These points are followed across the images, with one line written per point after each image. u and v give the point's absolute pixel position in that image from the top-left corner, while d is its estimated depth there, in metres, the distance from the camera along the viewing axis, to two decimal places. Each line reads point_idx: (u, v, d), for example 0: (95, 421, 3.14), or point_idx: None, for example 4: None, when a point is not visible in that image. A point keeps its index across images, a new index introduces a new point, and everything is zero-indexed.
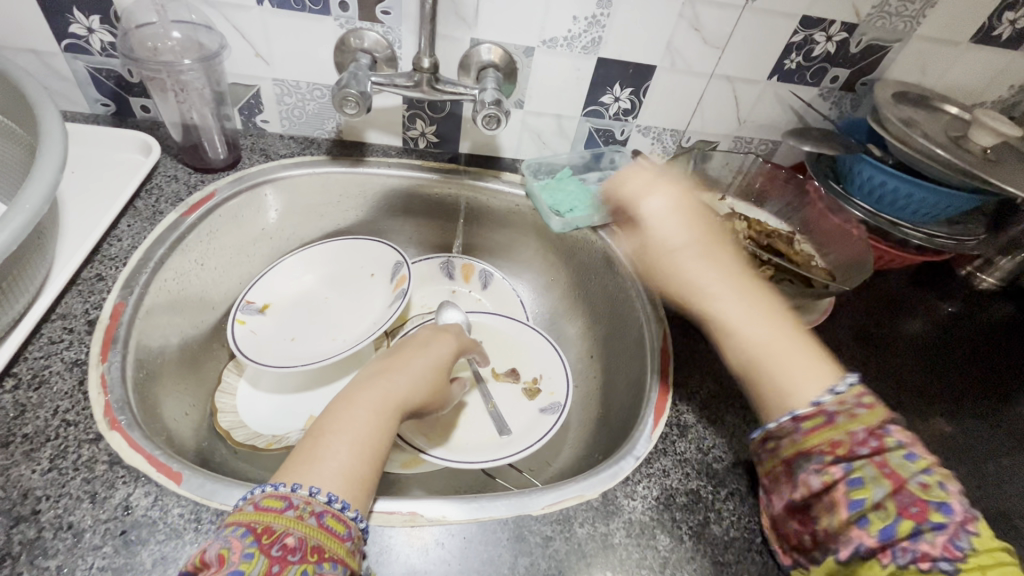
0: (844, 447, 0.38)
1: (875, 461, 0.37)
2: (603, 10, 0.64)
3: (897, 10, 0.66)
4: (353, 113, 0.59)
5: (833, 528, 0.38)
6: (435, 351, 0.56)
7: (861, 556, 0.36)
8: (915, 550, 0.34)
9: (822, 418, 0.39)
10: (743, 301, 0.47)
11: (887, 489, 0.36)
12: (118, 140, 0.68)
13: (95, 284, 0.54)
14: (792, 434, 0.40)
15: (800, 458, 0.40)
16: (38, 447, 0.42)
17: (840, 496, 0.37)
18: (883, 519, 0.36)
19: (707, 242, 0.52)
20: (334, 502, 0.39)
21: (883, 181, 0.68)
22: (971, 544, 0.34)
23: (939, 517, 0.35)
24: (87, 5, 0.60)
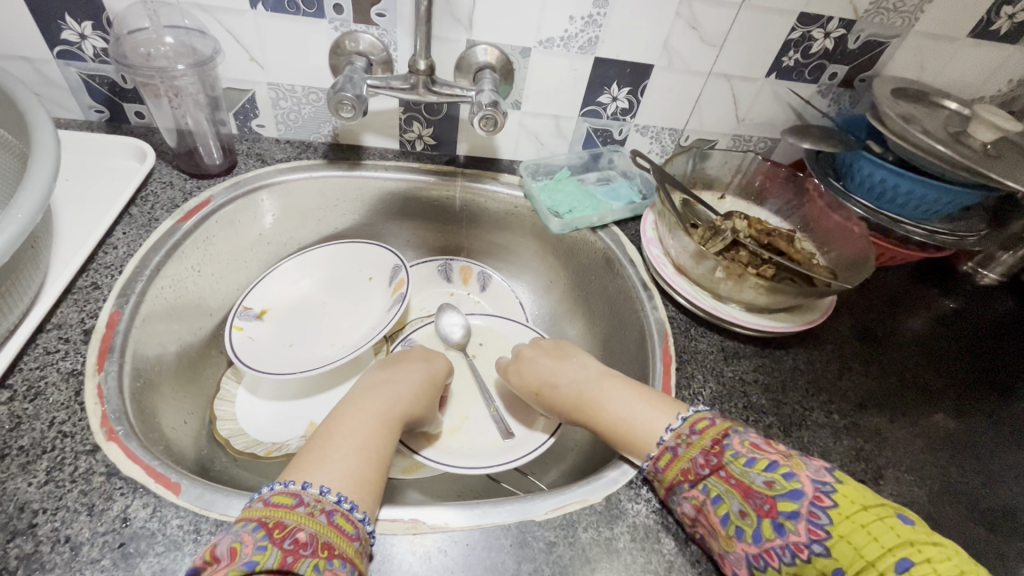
0: (692, 472, 0.44)
1: (721, 475, 0.42)
2: (600, 10, 0.64)
3: (895, 6, 0.66)
4: (349, 117, 0.59)
5: (723, 550, 0.41)
6: (432, 363, 0.58)
7: (754, 567, 0.39)
8: (788, 543, 0.38)
9: (668, 453, 0.45)
10: (603, 384, 0.54)
11: (739, 497, 0.40)
12: (113, 147, 0.67)
13: (91, 293, 0.53)
14: (656, 474, 0.46)
15: (671, 496, 0.45)
16: (34, 460, 0.41)
17: (712, 518, 0.42)
18: (750, 526, 0.39)
19: (568, 351, 0.60)
20: (343, 502, 0.39)
21: (883, 177, 0.67)
22: (828, 520, 0.37)
23: (789, 507, 0.38)
24: (79, 11, 0.59)
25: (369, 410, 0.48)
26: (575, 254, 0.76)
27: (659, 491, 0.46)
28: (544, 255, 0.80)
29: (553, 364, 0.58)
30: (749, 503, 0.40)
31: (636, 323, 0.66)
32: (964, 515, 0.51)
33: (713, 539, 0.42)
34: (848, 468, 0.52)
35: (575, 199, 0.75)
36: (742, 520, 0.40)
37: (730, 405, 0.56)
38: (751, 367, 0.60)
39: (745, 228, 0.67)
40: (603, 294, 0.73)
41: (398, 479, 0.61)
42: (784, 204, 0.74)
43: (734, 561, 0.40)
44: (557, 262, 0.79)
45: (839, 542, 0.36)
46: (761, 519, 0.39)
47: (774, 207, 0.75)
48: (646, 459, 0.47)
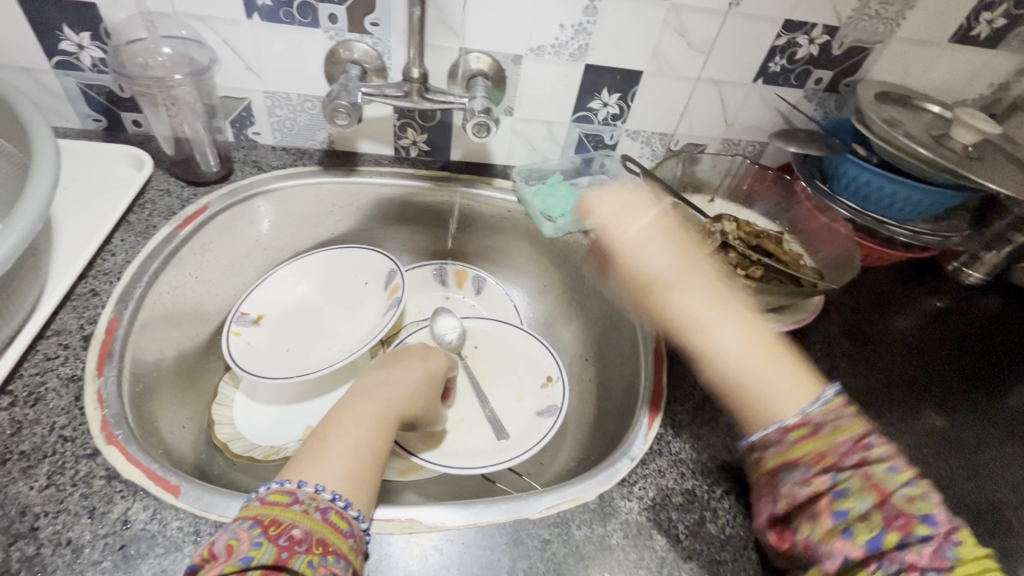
0: (831, 457, 0.38)
1: (860, 472, 0.37)
2: (589, 18, 0.65)
3: (877, 12, 0.68)
4: (344, 124, 0.60)
5: (819, 541, 0.38)
6: (429, 363, 0.59)
7: (850, 567, 0.36)
8: (903, 562, 0.35)
9: (808, 428, 0.40)
10: (729, 323, 0.49)
11: (873, 501, 0.36)
12: (110, 155, 0.68)
13: (90, 300, 0.54)
14: (778, 442, 0.40)
15: (785, 468, 0.40)
16: (35, 464, 0.42)
17: (826, 508, 0.37)
18: (870, 531, 0.36)
19: (694, 262, 0.55)
20: (337, 500, 0.40)
21: (867, 180, 0.69)
22: (958, 554, 0.34)
23: (924, 530, 0.35)
24: (77, 23, 0.60)
25: (366, 410, 0.48)
26: (569, 257, 0.77)
27: (769, 458, 0.41)
28: (538, 259, 0.81)
29: (684, 280, 0.53)
30: (881, 511, 0.36)
31: (629, 324, 0.67)
32: (951, 509, 0.52)
33: (812, 527, 0.38)
34: None
35: (568, 203, 0.74)
36: (862, 523, 0.36)
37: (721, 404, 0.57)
38: None
39: (734, 229, 0.68)
40: (596, 296, 0.74)
41: (395, 481, 0.62)
42: (772, 206, 0.76)
43: (825, 554, 0.37)
44: (550, 265, 0.80)
45: None
46: (887, 530, 0.35)
47: (763, 209, 0.77)
48: (773, 424, 0.41)
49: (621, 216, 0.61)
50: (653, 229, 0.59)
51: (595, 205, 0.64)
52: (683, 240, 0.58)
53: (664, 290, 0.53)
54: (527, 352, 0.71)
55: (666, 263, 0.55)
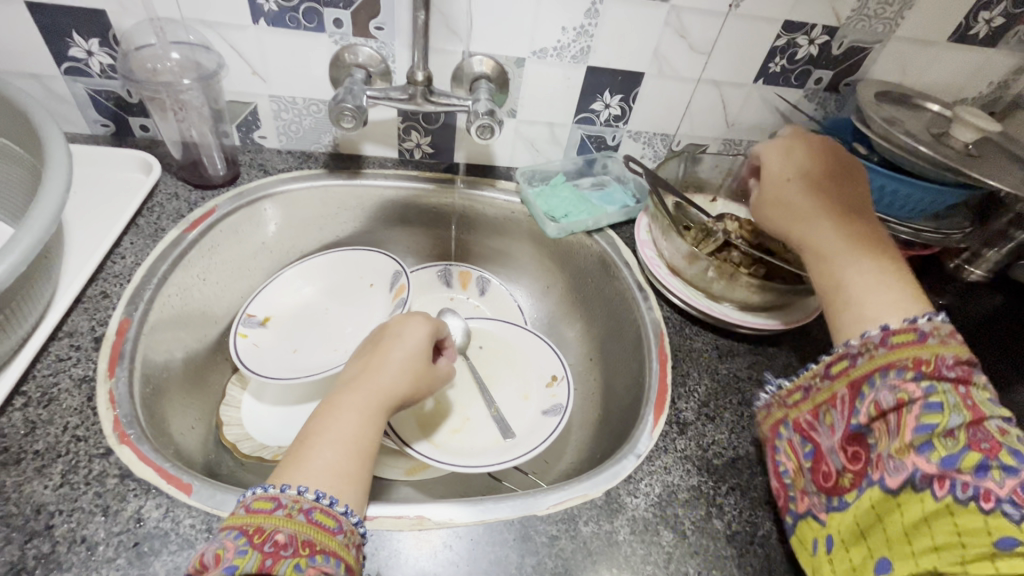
0: (930, 368, 0.39)
1: (958, 392, 0.38)
2: (591, 21, 0.66)
3: (876, 13, 0.68)
4: (350, 127, 0.60)
5: (890, 454, 0.39)
6: (410, 339, 0.55)
7: (916, 481, 0.37)
8: (976, 484, 0.35)
9: (913, 337, 0.41)
10: (837, 222, 0.50)
11: (964, 419, 0.36)
12: (119, 160, 0.69)
13: (100, 302, 0.55)
14: (876, 349, 0.42)
15: (878, 373, 0.41)
16: (49, 463, 0.43)
17: (906, 420, 0.38)
18: (949, 448, 0.36)
19: (822, 180, 0.53)
20: (321, 498, 0.40)
21: (869, 179, 0.69)
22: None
23: (1011, 460, 0.35)
24: (87, 29, 0.61)
25: (349, 404, 0.47)
26: (572, 258, 0.78)
27: (863, 364, 0.43)
28: (541, 259, 0.81)
29: (809, 197, 0.52)
30: (967, 431, 0.36)
31: (633, 323, 0.68)
32: None
33: (888, 439, 0.39)
34: None
35: (571, 203, 0.76)
36: (943, 440, 0.37)
37: (725, 401, 0.57)
38: (745, 364, 0.62)
39: (736, 228, 0.65)
40: (600, 296, 0.75)
41: (403, 481, 0.63)
42: None
43: (894, 465, 0.38)
44: (554, 265, 0.81)
45: None
46: (970, 450, 0.36)
47: None
48: (874, 330, 0.43)
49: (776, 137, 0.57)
50: (796, 149, 0.55)
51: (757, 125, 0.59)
52: (829, 158, 0.55)
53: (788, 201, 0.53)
54: (532, 351, 0.71)
55: (793, 170, 0.54)
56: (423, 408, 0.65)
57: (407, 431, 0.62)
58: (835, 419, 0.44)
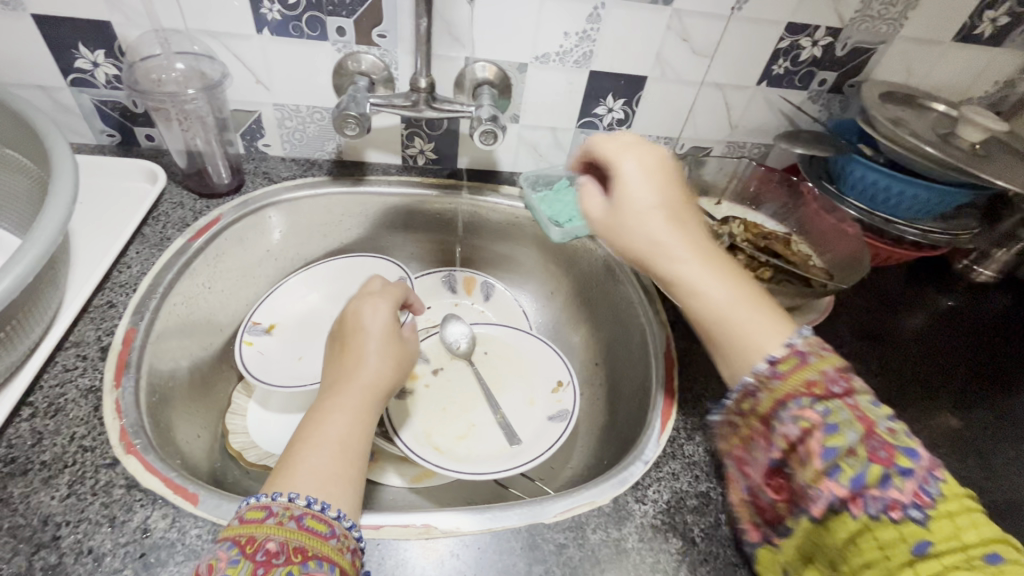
0: (819, 387, 0.38)
1: (847, 404, 0.37)
2: (593, 25, 0.66)
3: (880, 13, 0.68)
4: (353, 134, 0.61)
5: (807, 485, 0.37)
6: (374, 326, 0.55)
7: (837, 508, 0.35)
8: (885, 497, 0.34)
9: (795, 360, 0.39)
10: (701, 258, 0.43)
11: (859, 433, 0.36)
12: (124, 169, 0.69)
13: (106, 311, 0.55)
14: (769, 381, 0.39)
15: (778, 405, 0.39)
16: (56, 474, 0.43)
17: (813, 447, 0.37)
18: (853, 467, 0.35)
19: (681, 208, 0.45)
20: (313, 504, 0.39)
21: (874, 180, 0.69)
22: (940, 488, 0.34)
23: (908, 463, 0.34)
24: (93, 41, 0.62)
25: (337, 407, 0.47)
26: (576, 262, 0.78)
27: (761, 399, 0.40)
28: (545, 264, 0.81)
29: (670, 225, 0.44)
30: (865, 444, 0.35)
31: (638, 327, 0.67)
32: None
33: (801, 470, 0.38)
34: None
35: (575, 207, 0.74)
36: (846, 459, 0.35)
37: None
38: None
39: (741, 232, 0.68)
40: (605, 300, 0.75)
41: (407, 488, 0.63)
42: (779, 207, 0.76)
43: (814, 497, 0.37)
44: (558, 270, 0.80)
45: (942, 517, 0.33)
46: (871, 463, 0.35)
47: (771, 211, 0.77)
48: (761, 362, 0.40)
49: (629, 149, 0.47)
50: (651, 170, 0.46)
51: (597, 143, 0.49)
52: (677, 181, 0.47)
53: (649, 233, 0.44)
54: (537, 357, 0.71)
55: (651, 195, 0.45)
56: (422, 413, 0.65)
57: (411, 438, 0.62)
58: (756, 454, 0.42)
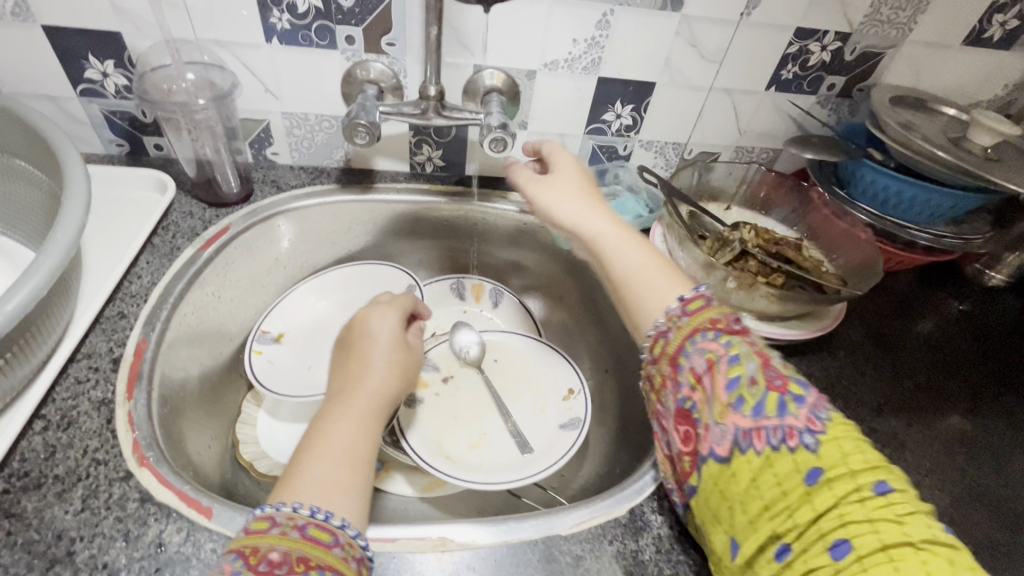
0: (721, 325, 0.43)
1: (746, 340, 0.42)
2: (602, 32, 0.66)
3: (889, 18, 0.68)
4: (363, 142, 0.61)
5: (712, 420, 0.40)
6: (381, 334, 0.55)
7: (740, 440, 0.38)
8: (783, 426, 0.38)
9: (701, 302, 0.45)
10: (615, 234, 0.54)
11: (757, 365, 0.40)
12: (134, 179, 0.69)
13: (118, 322, 0.54)
14: (678, 321, 0.45)
15: (686, 341, 0.43)
16: (70, 488, 0.42)
17: (719, 378, 0.40)
18: (754, 395, 0.39)
19: (595, 198, 0.57)
20: (317, 513, 0.39)
21: (885, 185, 0.68)
22: (829, 414, 0.38)
23: (800, 392, 0.39)
24: (103, 52, 0.62)
25: (340, 416, 0.47)
26: (585, 268, 0.77)
27: (671, 339, 0.44)
28: (553, 270, 0.81)
29: (584, 208, 0.56)
30: (764, 374, 0.40)
31: None
32: (984, 516, 0.52)
33: (707, 406, 0.41)
34: None
35: None
36: (748, 389, 0.39)
37: None
38: None
39: (752, 237, 0.67)
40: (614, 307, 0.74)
41: (417, 498, 0.62)
42: (789, 212, 0.76)
43: (719, 433, 0.40)
44: (566, 276, 0.80)
45: (831, 442, 0.37)
46: (768, 393, 0.39)
47: (780, 216, 0.77)
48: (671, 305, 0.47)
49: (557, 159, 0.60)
50: (576, 172, 0.59)
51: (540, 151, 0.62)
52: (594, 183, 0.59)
53: (567, 214, 0.56)
54: (547, 364, 0.71)
55: (570, 188, 0.57)
56: (430, 421, 0.64)
57: (422, 447, 0.61)
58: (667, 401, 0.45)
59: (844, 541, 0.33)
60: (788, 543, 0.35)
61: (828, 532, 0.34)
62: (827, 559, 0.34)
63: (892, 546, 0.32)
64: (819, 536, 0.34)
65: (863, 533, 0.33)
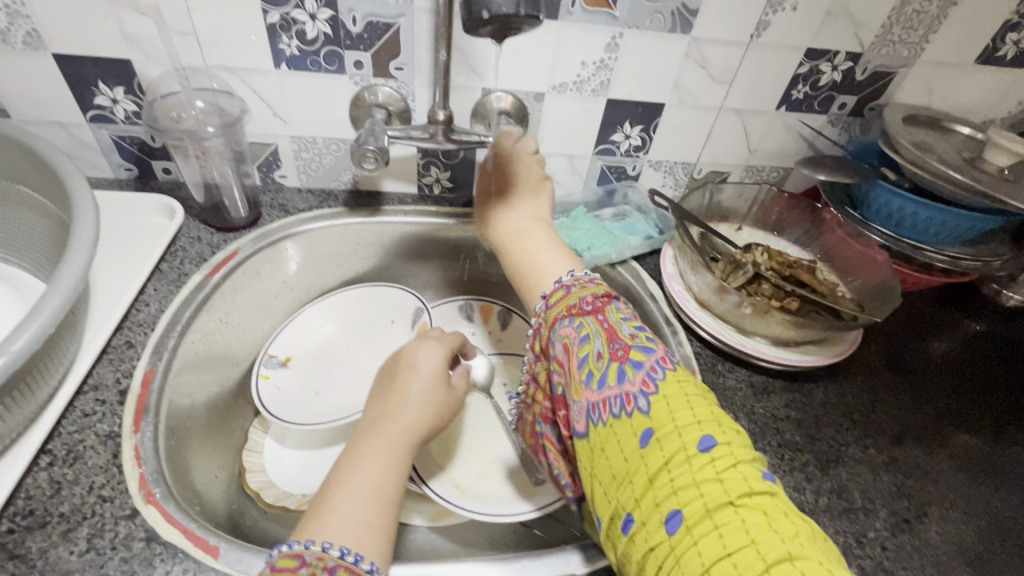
0: (577, 309, 0.48)
1: (598, 319, 0.46)
2: (611, 55, 0.66)
3: (901, 38, 0.67)
4: (372, 168, 0.60)
5: (572, 399, 0.45)
6: (425, 367, 0.54)
7: (593, 414, 0.42)
8: (621, 393, 0.41)
9: (562, 292, 0.50)
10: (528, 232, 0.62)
11: (603, 340, 0.44)
12: (143, 205, 0.69)
13: (125, 352, 0.54)
14: (546, 313, 0.51)
15: (551, 331, 0.49)
16: (75, 527, 0.42)
17: (574, 359, 0.45)
18: (599, 368, 0.43)
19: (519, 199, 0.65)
20: (346, 555, 0.38)
21: (900, 206, 0.67)
22: (663, 374, 0.41)
23: (638, 358, 0.42)
24: (113, 78, 0.62)
25: (373, 450, 0.46)
26: None
27: (544, 332, 0.51)
28: None
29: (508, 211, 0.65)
30: (608, 347, 0.44)
31: None
32: (1012, 551, 0.50)
33: (569, 387, 0.46)
34: (889, 507, 0.51)
35: (593, 236, 0.75)
36: (595, 364, 0.44)
37: (764, 443, 0.55)
38: (782, 403, 0.59)
39: (766, 259, 0.66)
40: None
41: (426, 527, 0.61)
42: (801, 233, 0.75)
43: (579, 412, 0.44)
44: None
45: (661, 399, 0.39)
46: (611, 364, 0.43)
47: (793, 237, 0.76)
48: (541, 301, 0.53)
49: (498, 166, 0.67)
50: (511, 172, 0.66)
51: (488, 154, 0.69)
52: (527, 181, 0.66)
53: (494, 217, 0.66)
54: None
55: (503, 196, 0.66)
56: (442, 447, 0.64)
57: (431, 476, 0.61)
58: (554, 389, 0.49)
59: (676, 512, 0.35)
60: (631, 517, 0.37)
61: (663, 504, 0.35)
62: (663, 534, 0.35)
63: (715, 510, 0.34)
64: (655, 508, 0.36)
65: (690, 498, 0.35)
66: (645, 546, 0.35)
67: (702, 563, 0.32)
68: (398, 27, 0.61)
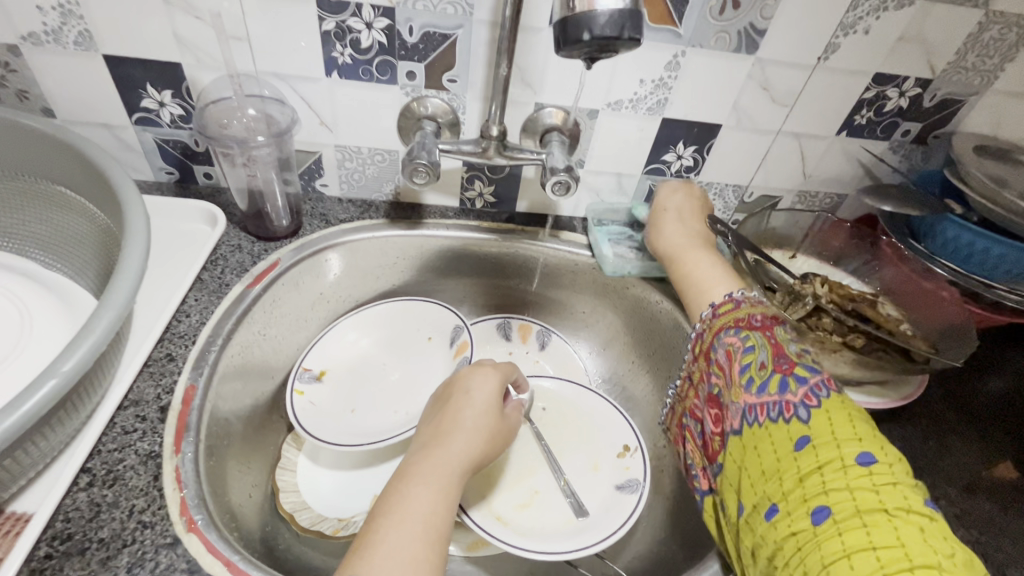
0: (744, 322, 0.51)
1: (766, 335, 0.49)
2: (671, 73, 0.63)
3: (975, 65, 0.64)
4: (422, 182, 0.58)
5: (728, 401, 0.48)
6: (480, 394, 0.52)
7: (749, 416, 0.45)
8: (782, 401, 0.44)
9: (732, 305, 0.53)
10: (697, 249, 0.62)
11: (769, 353, 0.47)
12: (185, 211, 0.68)
13: (165, 366, 0.52)
14: (712, 321, 0.54)
15: (715, 337, 0.52)
16: (114, 555, 0.40)
17: (735, 365, 0.48)
18: (761, 376, 0.46)
19: (689, 216, 0.65)
20: None
21: (969, 241, 0.64)
22: (827, 393, 0.44)
23: (804, 373, 0.45)
24: (161, 81, 0.61)
25: (427, 480, 0.43)
26: (640, 312, 0.74)
27: (707, 337, 0.54)
28: (604, 311, 0.78)
29: (673, 222, 0.65)
30: (774, 360, 0.47)
31: None
32: None
33: (726, 389, 0.49)
34: None
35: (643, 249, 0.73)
36: (758, 371, 0.46)
37: None
38: None
39: (825, 292, 0.63)
40: (670, 356, 0.71)
41: (461, 557, 0.58)
42: (861, 264, 0.72)
43: (734, 411, 0.47)
44: (617, 319, 0.77)
45: (820, 413, 0.43)
46: (772, 375, 0.46)
47: (850, 268, 0.73)
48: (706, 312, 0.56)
49: (668, 189, 0.68)
50: (681, 191, 0.67)
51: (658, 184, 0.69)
52: (698, 208, 0.67)
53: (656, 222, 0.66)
54: (602, 417, 0.67)
55: (670, 206, 0.66)
56: (482, 473, 0.61)
57: (470, 501, 0.58)
58: (701, 389, 0.53)
59: (824, 508, 0.38)
60: (776, 507, 0.40)
61: (811, 500, 0.39)
62: (808, 524, 0.38)
63: (865, 512, 0.36)
64: (803, 503, 0.39)
65: (841, 500, 0.38)
66: (786, 531, 0.39)
67: (843, 550, 0.35)
68: (454, 38, 0.59)
